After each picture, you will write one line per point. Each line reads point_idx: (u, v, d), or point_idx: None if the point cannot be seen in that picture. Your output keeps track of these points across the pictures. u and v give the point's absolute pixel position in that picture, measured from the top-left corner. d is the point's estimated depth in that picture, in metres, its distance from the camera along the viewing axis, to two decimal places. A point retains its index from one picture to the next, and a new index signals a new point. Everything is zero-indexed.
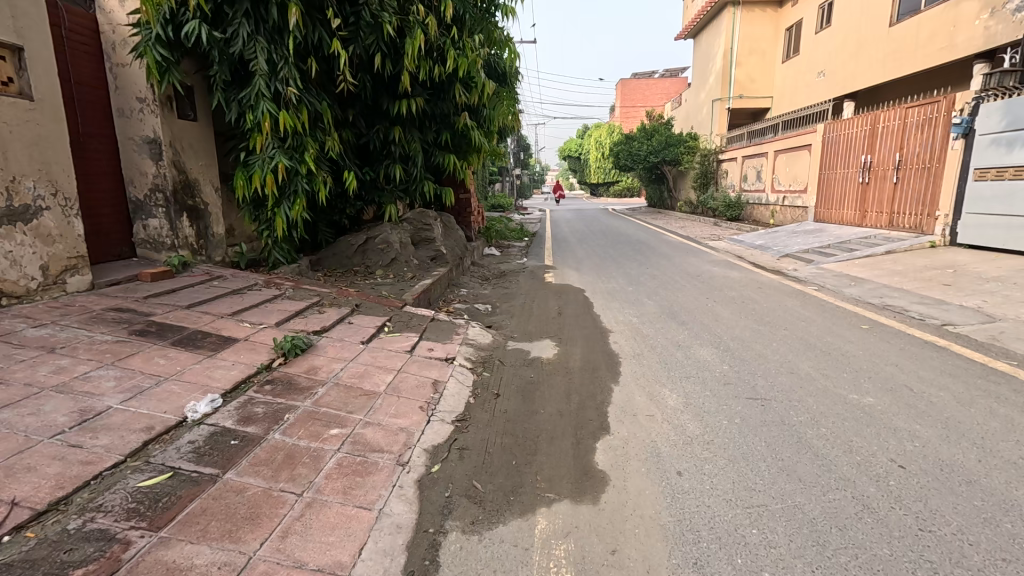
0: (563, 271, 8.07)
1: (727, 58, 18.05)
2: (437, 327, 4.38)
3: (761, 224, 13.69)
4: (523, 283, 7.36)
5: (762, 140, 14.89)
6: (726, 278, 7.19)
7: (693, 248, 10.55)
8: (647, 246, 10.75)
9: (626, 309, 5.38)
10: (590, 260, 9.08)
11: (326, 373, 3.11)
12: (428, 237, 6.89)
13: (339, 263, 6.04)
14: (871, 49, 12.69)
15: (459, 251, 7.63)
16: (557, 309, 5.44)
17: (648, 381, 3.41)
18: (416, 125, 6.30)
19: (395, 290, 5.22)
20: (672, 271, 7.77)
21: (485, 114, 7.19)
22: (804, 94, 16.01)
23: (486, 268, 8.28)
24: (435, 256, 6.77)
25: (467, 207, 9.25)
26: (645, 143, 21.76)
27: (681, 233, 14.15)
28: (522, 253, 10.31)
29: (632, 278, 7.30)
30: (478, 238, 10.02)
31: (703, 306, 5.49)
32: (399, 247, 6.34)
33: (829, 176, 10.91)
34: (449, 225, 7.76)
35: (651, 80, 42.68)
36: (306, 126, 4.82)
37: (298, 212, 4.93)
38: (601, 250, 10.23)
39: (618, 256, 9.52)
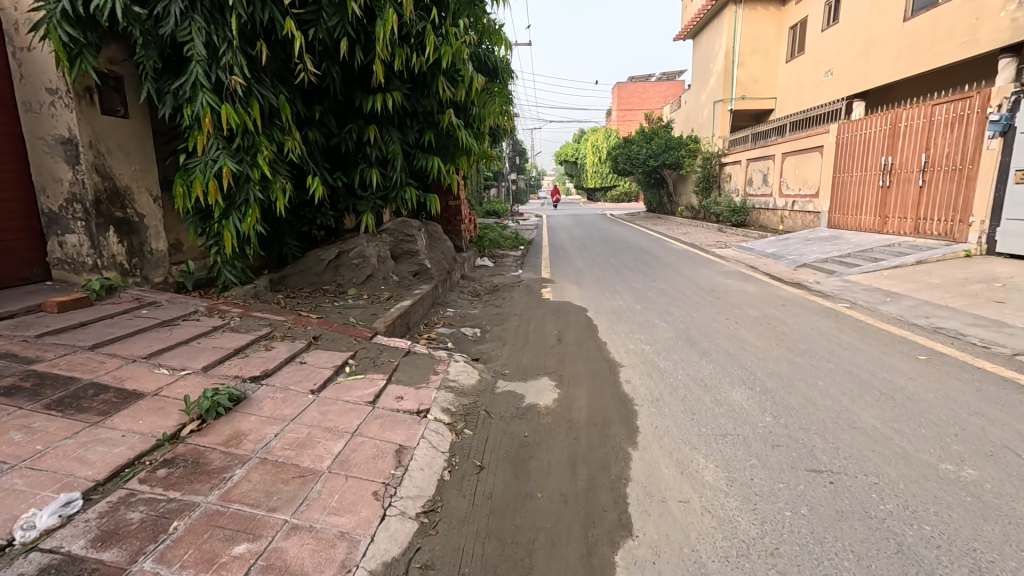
0: (562, 285, 7.34)
1: (729, 58, 17.43)
2: (412, 364, 3.62)
3: (769, 230, 12.99)
4: (517, 299, 6.63)
5: (768, 142, 14.24)
6: (743, 292, 6.47)
7: (700, 257, 9.83)
8: (651, 256, 10.03)
9: (636, 335, 4.64)
10: (591, 272, 8.35)
11: (252, 444, 2.34)
12: (411, 249, 6.16)
13: (306, 281, 5.28)
14: (884, 46, 12.04)
15: (446, 263, 6.90)
16: (556, 334, 4.69)
17: (675, 443, 2.66)
18: (395, 124, 5.58)
19: (366, 314, 4.46)
20: (682, 284, 7.04)
21: (475, 112, 6.48)
22: (810, 93, 15.36)
23: (477, 283, 7.54)
24: (418, 271, 6.03)
25: (456, 215, 8.72)
26: (644, 146, 21.13)
27: (686, 240, 13.44)
28: (517, 264, 9.56)
29: (638, 293, 6.58)
30: (470, 248, 9.30)
31: (725, 330, 4.75)
32: (377, 262, 5.60)
33: (844, 179, 10.23)
34: (435, 235, 7.03)
35: (648, 83, 42.19)
36: (258, 123, 4.08)
37: (250, 225, 4.19)
38: (602, 260, 9.52)
39: (621, 266, 8.80)
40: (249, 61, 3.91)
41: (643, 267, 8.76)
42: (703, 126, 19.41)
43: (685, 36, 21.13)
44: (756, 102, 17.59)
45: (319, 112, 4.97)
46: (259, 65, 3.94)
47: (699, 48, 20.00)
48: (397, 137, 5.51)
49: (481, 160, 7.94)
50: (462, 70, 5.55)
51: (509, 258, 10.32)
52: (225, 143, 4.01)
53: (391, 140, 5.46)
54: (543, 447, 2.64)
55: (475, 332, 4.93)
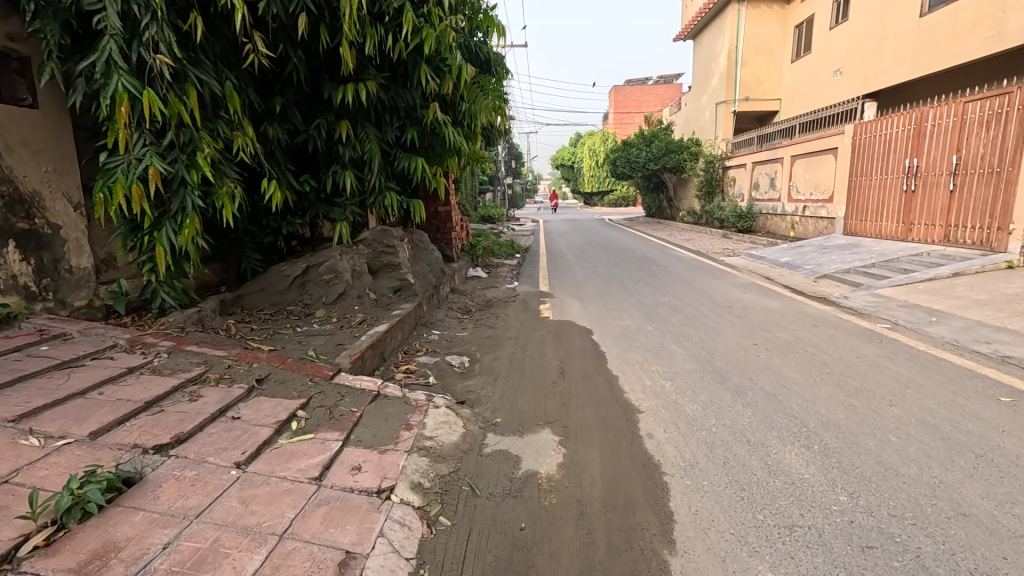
0: (563, 300, 6.65)
1: (732, 58, 16.83)
2: (379, 414, 2.89)
3: (778, 237, 12.36)
4: (512, 316, 5.94)
5: (775, 144, 13.63)
6: (765, 309, 5.79)
7: (709, 266, 9.17)
8: (657, 265, 9.35)
9: (653, 367, 3.94)
10: (593, 284, 7.65)
11: (124, 567, 1.61)
12: (392, 262, 5.45)
13: (267, 301, 4.55)
14: (899, 43, 11.43)
15: (432, 276, 6.19)
16: (557, 365, 3.99)
17: (725, 542, 1.94)
18: (372, 119, 4.88)
19: (332, 344, 3.73)
20: (696, 299, 6.36)
21: (464, 109, 5.82)
22: (818, 94, 14.76)
23: (469, 297, 6.83)
24: (399, 287, 5.32)
25: (446, 221, 8.11)
26: (644, 149, 20.58)
27: (691, 247, 12.77)
28: (513, 275, 8.85)
29: (647, 309, 5.89)
30: (461, 258, 8.61)
31: (756, 359, 4.06)
32: (351, 278, 4.89)
33: (862, 183, 9.60)
34: (420, 245, 6.32)
35: (645, 86, 41.69)
36: (196, 115, 3.37)
37: (188, 238, 3.47)
38: (605, 270, 8.84)
39: (626, 278, 8.12)
40: (182, 39, 3.21)
41: (649, 278, 8.09)
42: (706, 129, 18.77)
43: (685, 36, 20.53)
44: (761, 103, 16.99)
45: (280, 105, 4.27)
46: (195, 43, 3.23)
47: (700, 48, 19.41)
48: (373, 134, 4.81)
49: (473, 162, 7.26)
50: (448, 59, 4.88)
51: (505, 268, 9.62)
52: (154, 139, 3.30)
53: (366, 138, 4.76)
54: (546, 550, 1.93)
55: (464, 362, 4.21)
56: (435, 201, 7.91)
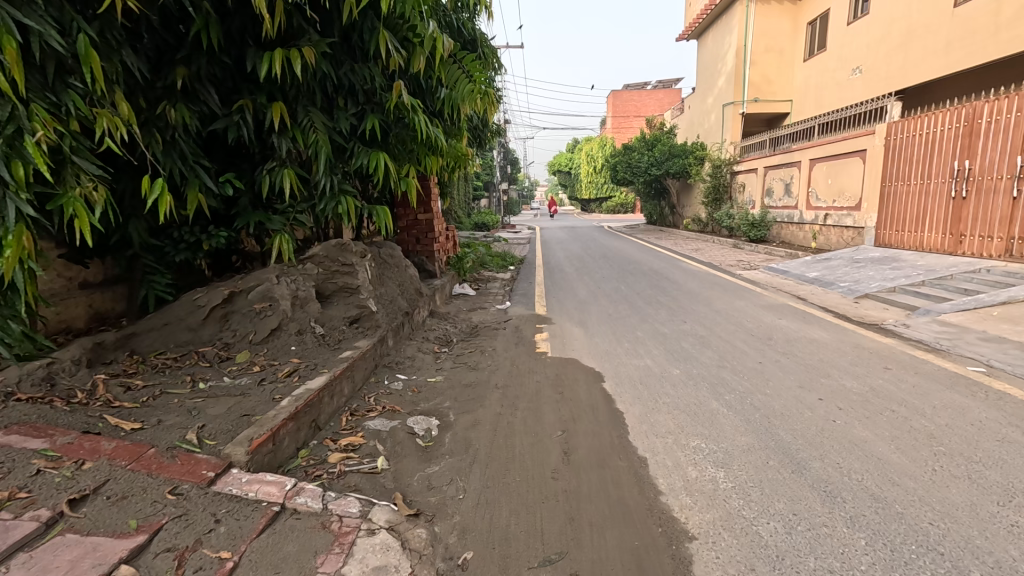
0: (564, 325, 5.57)
1: (741, 57, 15.89)
2: (270, 562, 1.75)
3: (797, 247, 11.34)
4: (499, 347, 4.83)
5: (790, 148, 12.65)
6: (813, 342, 4.70)
7: (728, 282, 8.10)
8: (670, 281, 8.29)
9: (693, 440, 2.83)
10: (597, 305, 6.55)
11: None
12: (348, 283, 4.33)
13: (173, 340, 3.42)
14: (928, 37, 10.49)
15: (405, 298, 5.07)
16: (559, 437, 2.88)
17: None
18: (317, 101, 3.82)
19: (235, 414, 2.59)
20: (724, 327, 5.27)
21: (443, 95, 4.79)
22: (835, 94, 13.79)
23: (451, 323, 5.74)
24: (355, 317, 4.22)
25: (428, 231, 7.04)
26: (647, 154, 19.60)
27: (701, 259, 11.74)
28: (506, 293, 7.75)
29: (667, 342, 4.80)
30: (446, 273, 7.52)
31: (831, 426, 2.96)
32: (290, 308, 3.79)
33: (898, 189, 8.58)
34: (389, 261, 5.20)
35: (645, 90, 40.85)
36: (19, 79, 2.24)
37: (15, 263, 2.33)
38: (610, 288, 7.76)
39: (636, 296, 7.03)
40: None
41: (662, 296, 7.02)
42: (712, 132, 17.79)
43: (689, 35, 19.58)
44: (771, 104, 16.03)
45: (184, 78, 3.18)
46: None
47: (705, 48, 18.50)
48: (318, 120, 3.74)
49: (455, 161, 6.21)
50: (418, 27, 3.85)
51: (497, 284, 8.52)
52: None
53: (309, 127, 3.70)
54: None
55: (431, 430, 3.07)
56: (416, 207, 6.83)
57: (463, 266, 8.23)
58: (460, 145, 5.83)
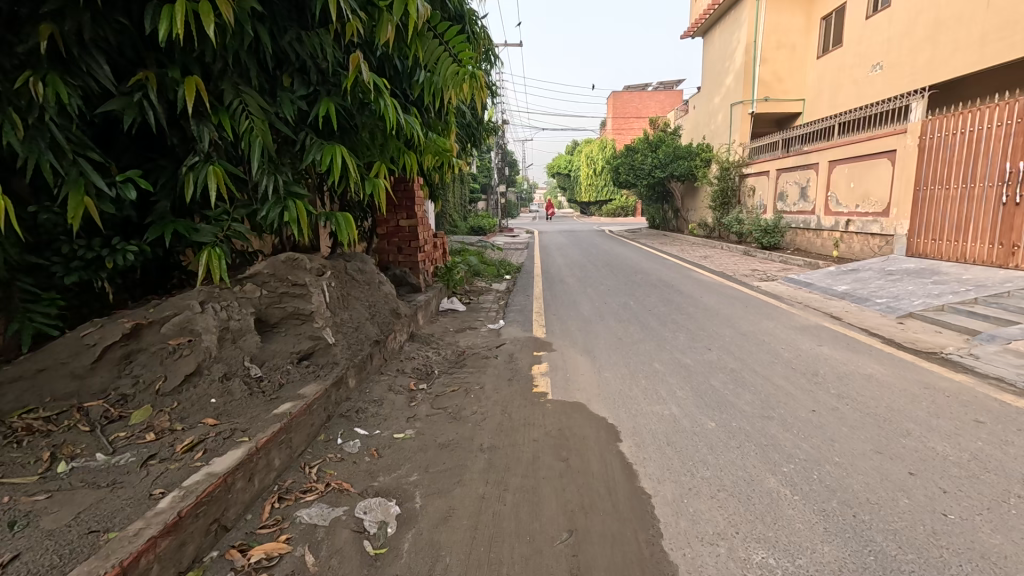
0: (567, 352, 4.72)
1: (750, 53, 15.13)
2: None
3: (816, 256, 10.51)
4: (488, 383, 3.98)
5: (806, 148, 11.84)
6: (871, 379, 3.85)
7: (748, 297, 7.26)
8: (684, 295, 7.43)
9: (756, 553, 1.98)
10: (603, 324, 5.71)
11: None
12: (299, 309, 3.49)
13: (49, 392, 2.53)
14: (959, 29, 9.71)
15: (374, 323, 4.23)
16: (562, 546, 2.03)
17: None
18: (251, 79, 3.00)
19: (78, 529, 1.73)
20: (758, 357, 4.42)
21: (422, 79, 4.04)
22: (852, 92, 12.99)
23: (434, 349, 4.90)
24: (305, 352, 3.38)
25: (412, 238, 6.21)
26: (650, 155, 18.82)
27: (712, 268, 10.91)
28: (500, 309, 6.90)
29: (692, 378, 3.95)
30: (432, 286, 6.67)
31: (945, 527, 2.11)
32: (217, 344, 2.94)
33: (937, 194, 7.78)
34: (357, 278, 4.35)
35: (646, 92, 40.14)
36: None
37: None
38: (617, 303, 6.92)
39: (648, 314, 6.18)
40: None
41: (677, 314, 6.18)
42: (718, 133, 16.99)
43: (695, 32, 18.78)
44: (782, 104, 15.26)
45: (55, 40, 2.31)
46: None
47: (712, 46, 17.74)
48: (251, 105, 2.92)
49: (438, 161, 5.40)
50: None
51: (491, 297, 7.67)
52: None
53: (239, 113, 2.89)
54: None
55: (386, 525, 2.21)
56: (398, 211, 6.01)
57: (453, 277, 7.37)
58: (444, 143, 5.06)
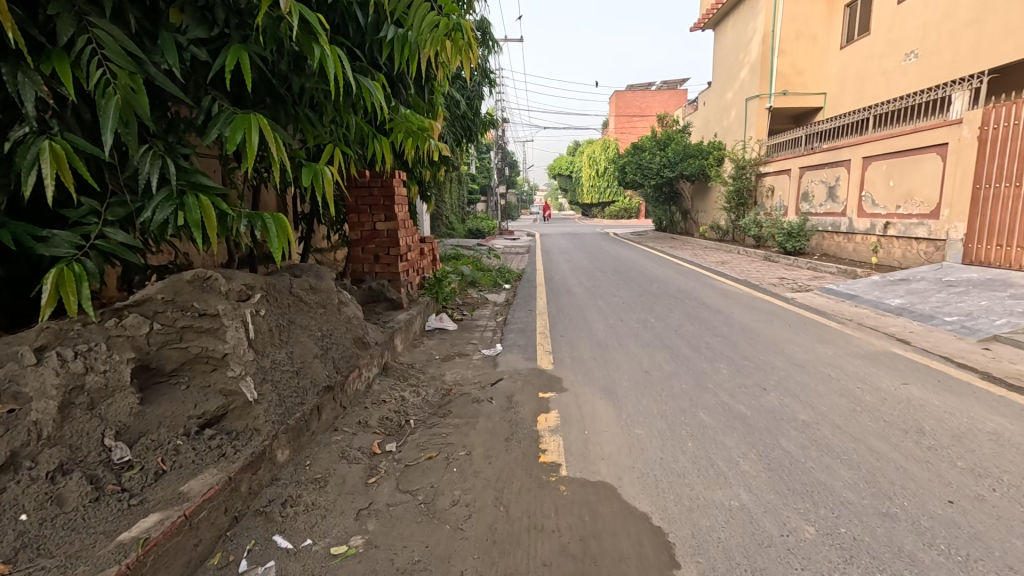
0: (582, 392, 3.69)
1: (768, 44, 14.14)
2: None
3: (850, 262, 9.47)
4: (477, 444, 2.93)
5: (834, 144, 10.83)
6: (1003, 442, 2.81)
7: (788, 313, 6.23)
8: (714, 310, 6.41)
9: None
10: (622, 350, 4.68)
11: None
12: (208, 350, 2.44)
13: None
14: (1012, 11, 8.74)
15: (328, 360, 3.19)
16: None
17: None
18: (114, 11, 1.98)
19: None
20: (832, 403, 3.39)
21: (391, 35, 3.03)
22: (881, 85, 12.00)
23: (412, 387, 3.87)
24: (211, 416, 2.34)
25: (392, 244, 5.18)
26: (659, 154, 17.84)
27: (733, 275, 9.87)
28: (499, 327, 5.87)
29: (756, 439, 2.91)
30: (417, 301, 5.62)
31: None
32: (55, 415, 1.85)
33: (1003, 193, 6.82)
34: (306, 300, 3.28)
35: (650, 92, 39.22)
36: None
37: None
38: (636, 320, 5.90)
39: (675, 336, 5.15)
40: None
41: (710, 336, 5.14)
42: (731, 130, 15.99)
43: (705, 24, 17.84)
44: (802, 98, 14.25)
45: None
46: None
47: (724, 38, 16.75)
48: (107, 47, 1.88)
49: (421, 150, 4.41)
50: None
51: (488, 312, 6.64)
52: None
53: (84, 57, 1.84)
54: None
55: None
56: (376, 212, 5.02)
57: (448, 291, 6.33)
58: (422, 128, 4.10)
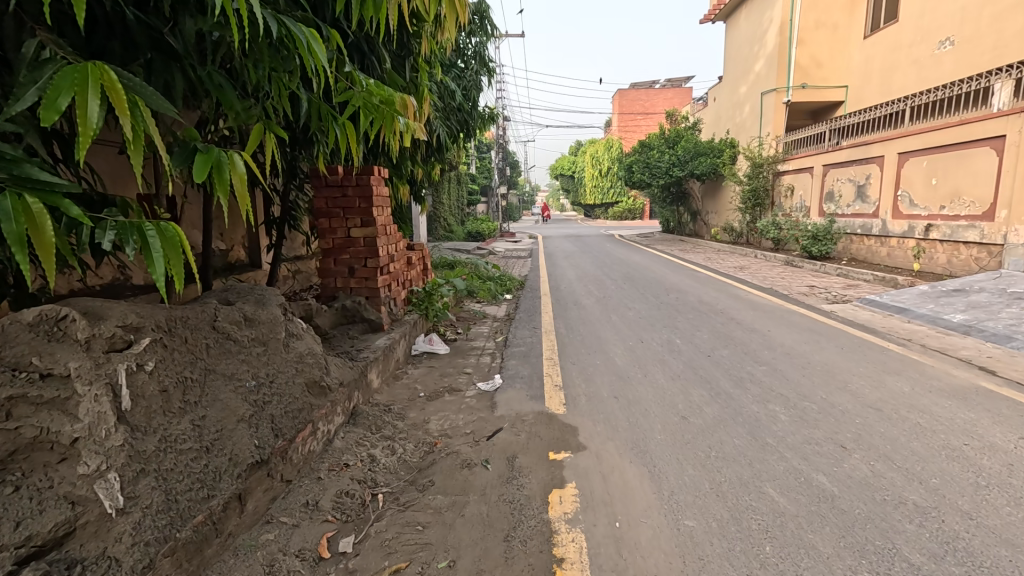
0: (607, 451, 2.83)
1: (785, 34, 13.29)
2: None
3: (885, 269, 8.62)
4: (465, 548, 2.08)
5: (863, 139, 9.98)
6: None
7: (833, 332, 5.39)
8: (748, 327, 5.55)
9: None
10: (649, 384, 3.83)
11: None
12: (50, 433, 1.52)
13: None
14: None
15: (263, 420, 2.34)
16: None
17: None
18: None
19: None
20: (943, 472, 2.54)
21: None
22: (910, 76, 11.15)
23: (384, 442, 3.04)
24: (43, 541, 1.41)
25: (370, 253, 4.35)
26: (667, 152, 17.01)
27: (756, 283, 9.02)
28: (500, 349, 5.03)
29: (861, 539, 2.06)
30: (401, 321, 4.77)
31: None
32: None
33: None
34: (236, 337, 2.43)
35: (653, 90, 38.38)
36: None
37: None
38: (659, 341, 5.05)
39: (710, 364, 4.30)
40: None
41: (751, 364, 4.29)
42: (744, 126, 15.15)
43: (716, 16, 17.02)
44: (821, 91, 13.41)
45: None
46: None
47: (736, 30, 15.92)
48: None
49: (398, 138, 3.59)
50: None
51: (487, 330, 5.78)
52: None
53: None
54: None
55: None
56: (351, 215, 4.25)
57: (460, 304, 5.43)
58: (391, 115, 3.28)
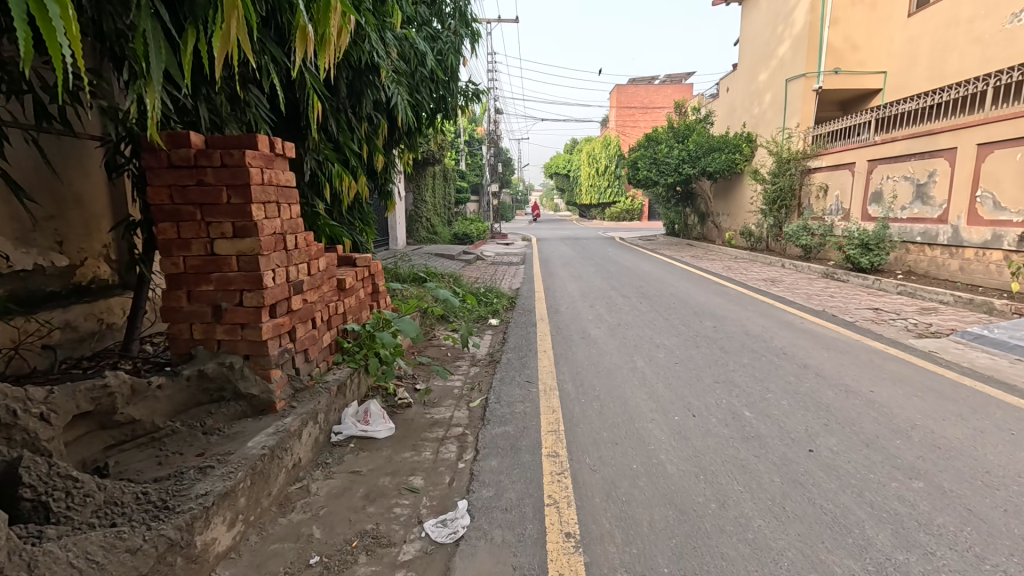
0: None
1: (817, 11, 11.59)
2: None
3: (965, 289, 6.94)
4: None
5: (922, 129, 8.32)
6: None
7: (971, 393, 3.66)
8: (840, 385, 3.79)
9: None
10: (741, 541, 2.06)
11: None
12: None
13: None
14: None
15: None
16: None
17: None
18: None
19: None
20: None
21: None
22: (971, 56, 9.48)
23: None
24: None
25: (251, 283, 2.54)
26: (677, 147, 15.30)
27: (803, 302, 7.29)
28: (475, 428, 3.22)
29: None
30: (314, 388, 2.97)
31: None
32: None
33: None
34: None
35: (652, 86, 36.65)
36: None
37: None
38: (720, 415, 3.27)
39: (826, 478, 2.53)
40: None
41: (897, 476, 2.53)
42: (764, 118, 13.46)
43: None
44: (856, 78, 11.79)
45: None
46: None
47: (756, 10, 14.21)
48: None
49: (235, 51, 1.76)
50: None
51: (459, 386, 3.97)
52: None
53: None
54: None
55: None
56: (217, 221, 2.51)
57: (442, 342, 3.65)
58: (226, 16, 1.59)
